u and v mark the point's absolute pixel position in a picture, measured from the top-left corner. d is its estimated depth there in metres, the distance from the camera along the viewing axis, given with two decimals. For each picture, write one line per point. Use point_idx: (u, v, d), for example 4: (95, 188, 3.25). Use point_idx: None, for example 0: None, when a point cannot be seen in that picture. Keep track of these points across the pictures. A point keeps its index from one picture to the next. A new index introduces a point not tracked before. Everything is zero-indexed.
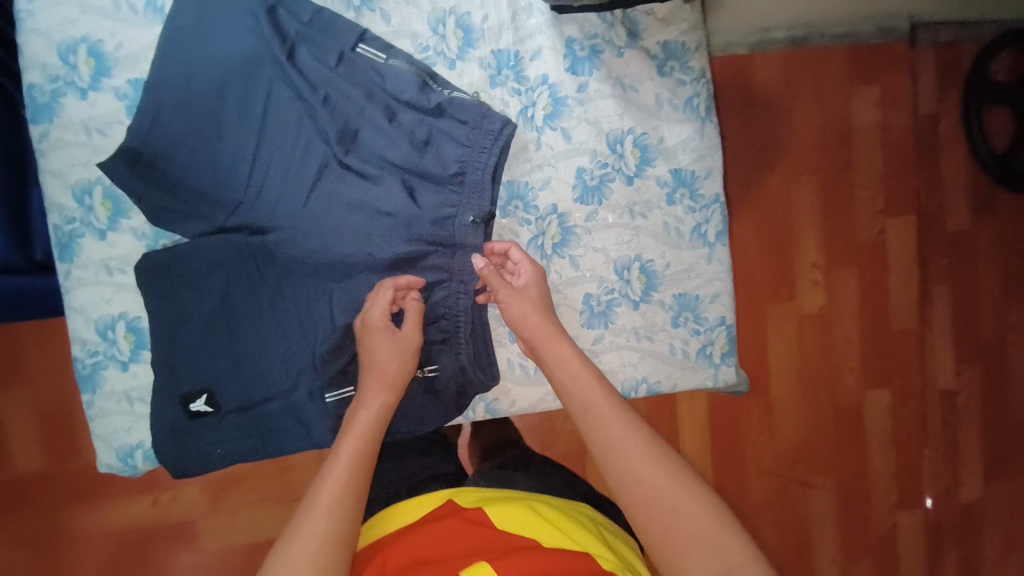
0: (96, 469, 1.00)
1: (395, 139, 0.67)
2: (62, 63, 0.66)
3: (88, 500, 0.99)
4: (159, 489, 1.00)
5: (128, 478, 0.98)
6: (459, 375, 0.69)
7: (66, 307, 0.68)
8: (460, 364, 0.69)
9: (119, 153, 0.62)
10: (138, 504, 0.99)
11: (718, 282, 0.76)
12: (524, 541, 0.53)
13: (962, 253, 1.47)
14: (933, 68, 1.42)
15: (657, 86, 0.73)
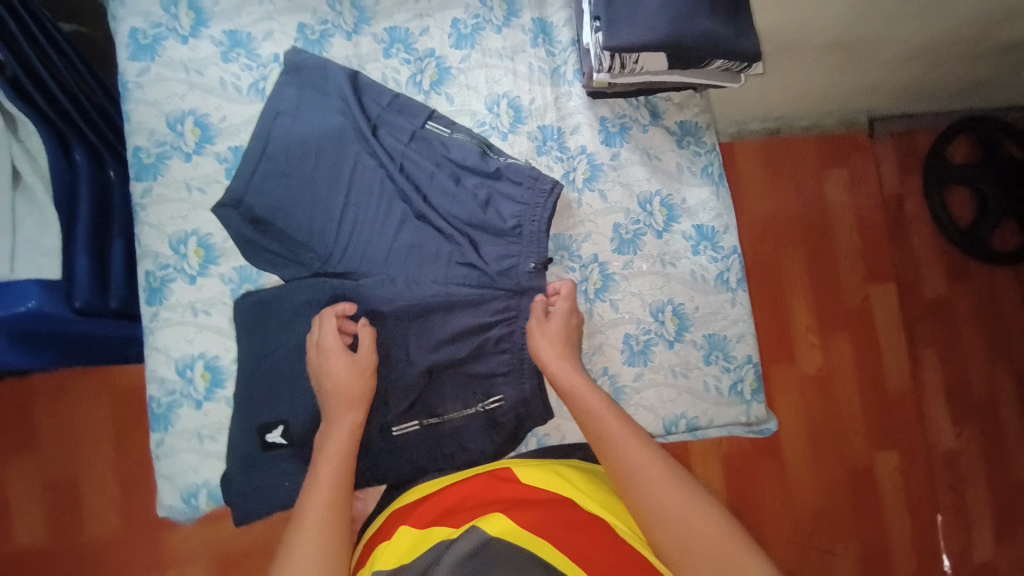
0: (106, 545, 1.10)
1: (462, 200, 0.78)
2: (170, 131, 0.76)
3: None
4: (162, 568, 1.09)
5: (135, 556, 1.09)
6: (520, 406, 0.76)
7: (149, 347, 0.74)
8: (522, 394, 0.76)
9: (241, 212, 0.74)
10: None
11: (742, 323, 0.84)
12: (540, 508, 0.63)
13: (942, 318, 1.64)
14: (893, 155, 1.67)
15: (677, 156, 0.86)
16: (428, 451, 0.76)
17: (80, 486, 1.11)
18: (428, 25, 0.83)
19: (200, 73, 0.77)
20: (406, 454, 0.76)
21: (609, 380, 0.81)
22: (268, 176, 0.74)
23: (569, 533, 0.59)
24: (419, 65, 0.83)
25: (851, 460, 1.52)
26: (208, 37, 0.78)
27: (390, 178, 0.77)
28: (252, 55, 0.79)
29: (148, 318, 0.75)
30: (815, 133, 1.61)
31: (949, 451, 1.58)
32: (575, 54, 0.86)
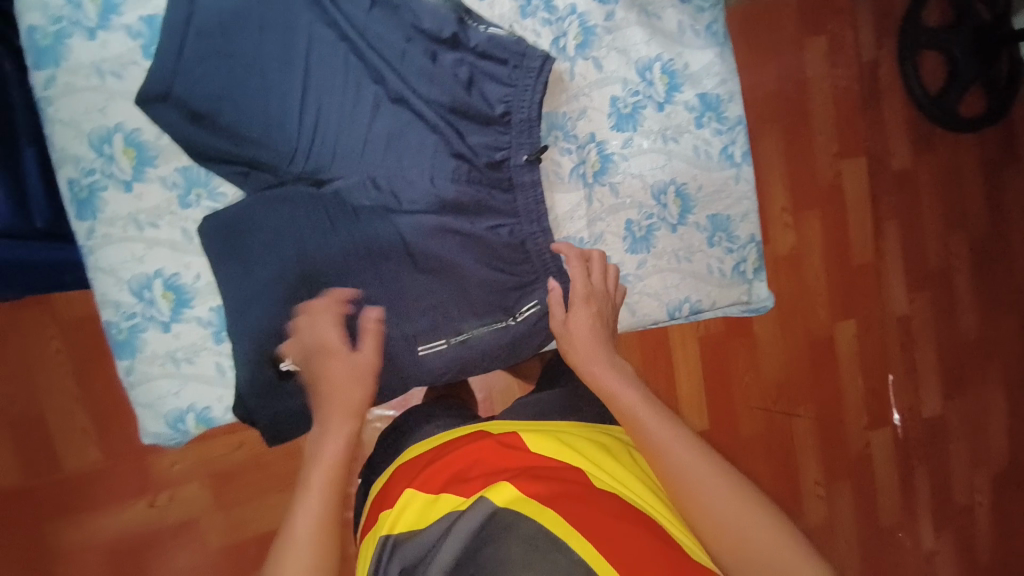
0: (81, 480, 1.05)
1: (441, 80, 0.67)
2: (66, 2, 0.61)
3: (78, 512, 1.05)
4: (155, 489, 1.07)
5: (120, 483, 1.06)
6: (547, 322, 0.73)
7: (93, 268, 0.65)
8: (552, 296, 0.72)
9: (170, 103, 0.61)
10: (133, 508, 1.06)
11: (746, 201, 0.80)
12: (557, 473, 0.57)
13: (906, 189, 1.65)
14: (870, 19, 1.59)
15: (678, 13, 0.76)
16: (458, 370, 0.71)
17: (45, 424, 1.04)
18: None
19: None
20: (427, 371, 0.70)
21: (612, 270, 0.77)
22: (205, 56, 0.61)
23: (583, 502, 0.53)
24: None
25: (813, 331, 1.60)
26: None
27: (355, 56, 0.66)
28: None
29: (85, 236, 0.64)
30: None
31: (903, 316, 1.68)
32: None
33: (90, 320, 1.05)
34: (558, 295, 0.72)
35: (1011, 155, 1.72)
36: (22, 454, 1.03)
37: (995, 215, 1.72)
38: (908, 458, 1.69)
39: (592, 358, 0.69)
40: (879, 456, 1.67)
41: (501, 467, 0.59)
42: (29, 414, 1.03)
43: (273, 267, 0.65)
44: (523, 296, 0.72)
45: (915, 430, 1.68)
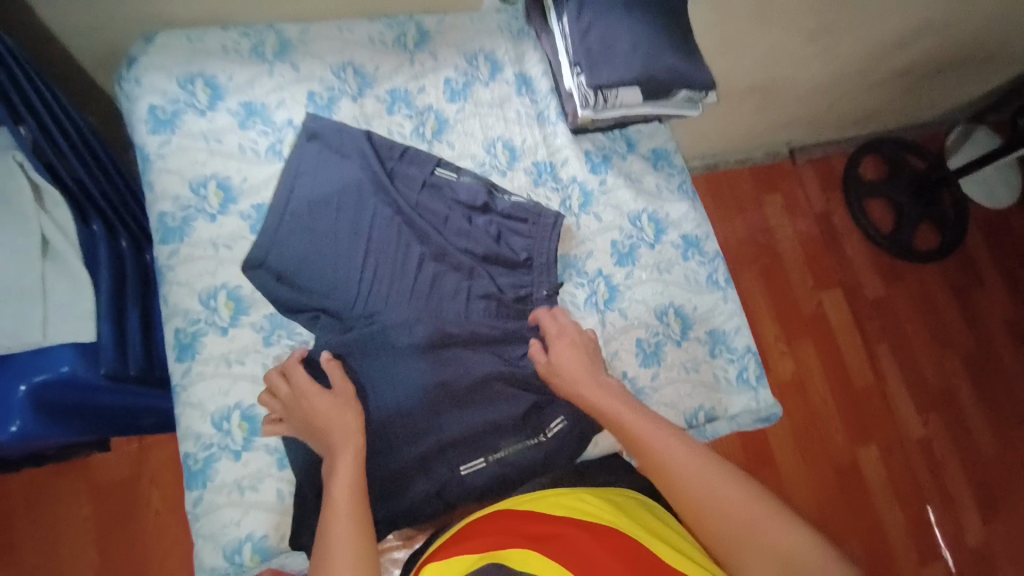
0: None
1: (476, 236, 0.84)
2: (194, 195, 0.79)
3: None
4: None
5: None
6: (576, 430, 0.81)
7: (184, 403, 0.73)
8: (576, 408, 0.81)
9: (267, 269, 0.77)
10: None
11: (736, 317, 0.93)
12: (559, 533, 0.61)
13: (886, 315, 1.81)
14: (815, 176, 1.91)
15: (655, 178, 0.98)
16: (500, 486, 0.78)
17: None
18: (424, 84, 0.92)
19: (220, 140, 0.81)
20: (474, 489, 0.77)
21: (630, 383, 0.86)
22: (294, 227, 0.78)
23: (587, 559, 0.58)
24: (420, 119, 0.91)
25: (836, 457, 1.61)
26: (225, 108, 0.83)
27: (407, 221, 0.82)
28: (268, 121, 0.84)
29: (180, 374, 0.74)
30: (747, 166, 1.86)
31: (920, 436, 1.70)
32: (556, 99, 0.96)
33: (121, 482, 1.14)
34: (539, 344, 0.82)
35: (973, 278, 1.90)
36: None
37: (977, 332, 1.85)
38: None
39: (582, 379, 0.78)
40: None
41: (515, 527, 0.63)
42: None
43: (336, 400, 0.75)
44: (547, 414, 0.81)
45: (970, 564, 1.59)
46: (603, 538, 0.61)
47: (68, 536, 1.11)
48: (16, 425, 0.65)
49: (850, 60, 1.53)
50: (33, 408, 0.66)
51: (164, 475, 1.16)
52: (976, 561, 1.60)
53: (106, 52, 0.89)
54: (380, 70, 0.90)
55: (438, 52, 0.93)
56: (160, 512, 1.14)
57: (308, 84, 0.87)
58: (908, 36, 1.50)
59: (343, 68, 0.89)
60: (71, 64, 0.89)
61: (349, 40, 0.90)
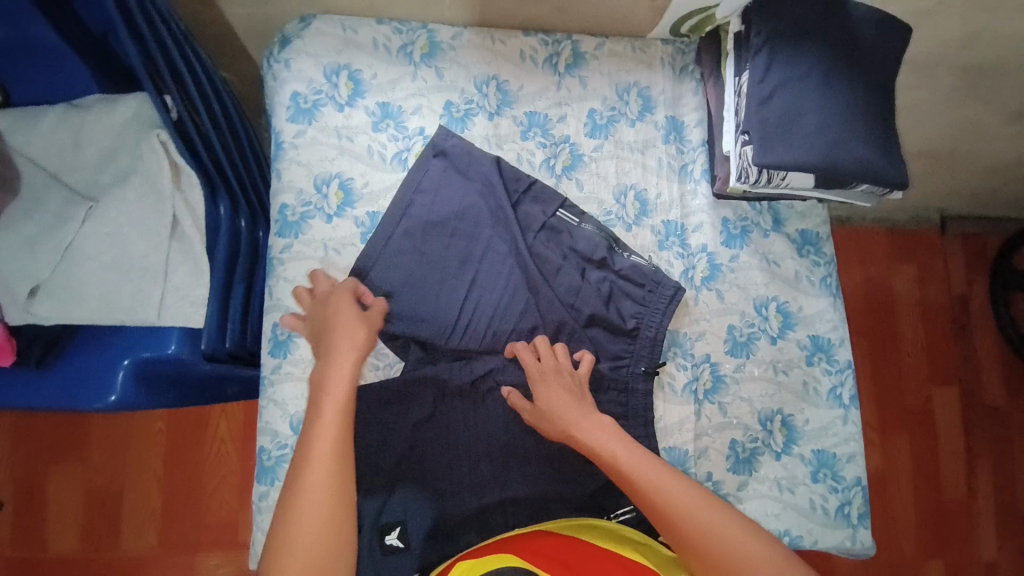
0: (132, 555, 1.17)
1: (586, 293, 0.78)
2: (317, 193, 0.78)
3: None
4: None
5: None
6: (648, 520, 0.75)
7: (269, 397, 0.74)
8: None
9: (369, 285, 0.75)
10: None
11: (853, 443, 0.82)
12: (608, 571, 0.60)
13: (999, 428, 1.70)
14: (962, 253, 1.77)
15: (796, 263, 0.86)
16: None
17: (124, 491, 1.19)
18: (566, 112, 0.85)
19: (351, 139, 0.80)
20: None
21: (712, 488, 0.78)
22: (401, 245, 0.76)
23: None
24: (554, 149, 0.84)
25: (900, 565, 1.57)
26: (363, 107, 0.81)
27: (518, 262, 0.77)
28: (401, 127, 0.81)
29: (271, 369, 0.74)
30: (887, 228, 1.74)
31: (992, 561, 1.62)
32: (705, 153, 0.86)
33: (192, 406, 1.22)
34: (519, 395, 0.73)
35: None
36: (88, 522, 1.18)
37: None
38: None
39: (575, 423, 0.69)
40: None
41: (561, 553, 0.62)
42: (113, 482, 1.19)
43: (407, 430, 0.73)
44: (621, 496, 0.75)
45: None
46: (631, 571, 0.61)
47: (139, 443, 1.20)
48: (115, 395, 0.69)
49: None
50: (135, 380, 0.70)
51: (232, 408, 1.23)
52: None
53: (261, 24, 0.88)
54: (524, 90, 0.85)
55: (589, 79, 0.86)
56: (222, 441, 1.21)
57: (448, 94, 0.83)
58: None
59: (487, 82, 0.84)
60: (226, 30, 0.89)
61: (498, 53, 0.85)
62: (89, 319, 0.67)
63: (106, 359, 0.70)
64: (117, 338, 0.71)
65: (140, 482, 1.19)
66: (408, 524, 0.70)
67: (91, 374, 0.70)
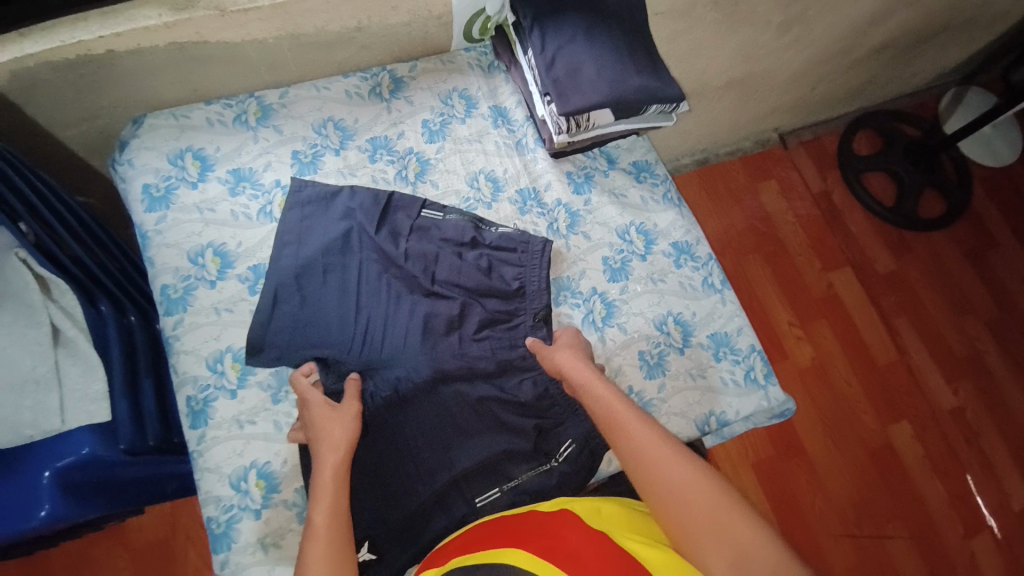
0: None
1: (466, 272, 0.85)
2: (193, 265, 0.82)
3: None
4: None
5: None
6: (585, 444, 0.81)
7: (200, 468, 0.75)
8: (585, 429, 0.81)
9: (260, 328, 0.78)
10: None
11: (737, 317, 0.94)
12: (560, 534, 0.64)
13: (902, 289, 1.91)
14: (807, 157, 2.03)
15: (639, 190, 0.99)
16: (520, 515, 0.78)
17: None
18: (403, 129, 0.95)
19: (213, 209, 0.85)
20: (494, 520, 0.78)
21: (636, 398, 0.86)
22: (289, 287, 0.80)
23: (580, 558, 0.60)
24: (402, 162, 0.93)
25: (869, 441, 1.68)
26: (215, 178, 0.86)
27: (394, 269, 0.84)
28: (257, 185, 0.87)
29: (196, 441, 0.76)
30: (739, 156, 1.97)
31: (952, 407, 1.78)
32: (532, 126, 0.99)
33: (155, 544, 1.18)
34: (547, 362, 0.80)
35: (989, 241, 2.01)
36: None
37: (997, 296, 1.95)
38: None
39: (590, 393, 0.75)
40: (989, 565, 1.60)
41: (513, 531, 0.65)
42: None
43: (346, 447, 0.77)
44: (558, 436, 0.82)
45: (1015, 529, 1.66)
46: (593, 533, 0.64)
47: None
48: (46, 509, 0.69)
49: (826, 43, 1.56)
50: (60, 491, 0.70)
51: (196, 530, 1.19)
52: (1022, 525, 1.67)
53: (98, 138, 0.93)
54: (359, 121, 0.94)
55: (413, 96, 0.96)
56: (196, 570, 1.17)
57: (291, 144, 0.90)
58: (883, 13, 1.53)
59: (324, 124, 0.92)
60: (68, 154, 0.93)
61: (326, 98, 0.94)
62: None
63: (26, 479, 0.70)
64: (29, 455, 0.70)
65: None
66: (374, 537, 0.74)
67: (13, 498, 0.69)
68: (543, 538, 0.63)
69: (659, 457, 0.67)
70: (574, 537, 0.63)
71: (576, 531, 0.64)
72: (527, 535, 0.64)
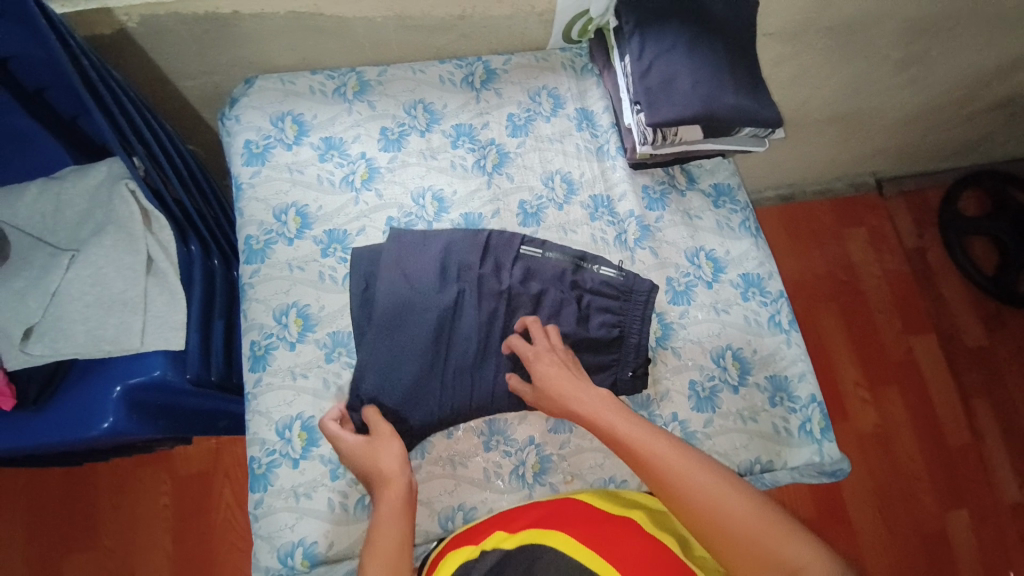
0: None
1: (567, 314, 0.83)
2: (276, 220, 0.87)
3: None
4: None
5: None
6: (632, 350, 0.82)
7: (253, 410, 0.79)
8: (637, 353, 0.82)
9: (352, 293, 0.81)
10: None
11: (801, 363, 0.90)
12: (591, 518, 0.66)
13: (988, 367, 1.74)
14: (905, 208, 1.88)
15: (715, 214, 0.96)
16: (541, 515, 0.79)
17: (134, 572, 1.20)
18: (488, 120, 0.96)
19: (302, 171, 0.90)
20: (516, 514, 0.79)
21: (680, 427, 0.84)
22: (358, 278, 0.82)
23: (610, 538, 0.62)
24: (482, 152, 0.95)
25: (922, 522, 1.55)
26: (308, 143, 0.91)
27: (489, 305, 0.81)
28: (344, 154, 0.91)
29: (253, 384, 0.80)
30: (828, 196, 1.87)
31: (1015, 501, 1.60)
32: (616, 134, 0.98)
33: (198, 474, 1.26)
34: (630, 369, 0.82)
35: None
36: None
37: None
38: None
39: (572, 394, 0.75)
40: None
41: (543, 515, 0.68)
42: (122, 563, 1.20)
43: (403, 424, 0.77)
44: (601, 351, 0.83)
45: None
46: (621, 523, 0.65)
47: (146, 521, 1.23)
48: (109, 422, 0.76)
49: (943, 89, 1.44)
50: (124, 407, 0.77)
51: (235, 469, 1.27)
52: None
53: (211, 91, 1.00)
54: (448, 107, 0.96)
55: (503, 89, 0.98)
56: (229, 506, 1.25)
57: (381, 121, 0.94)
58: (1018, 62, 1.40)
59: (414, 105, 0.95)
60: (184, 102, 1.01)
61: (421, 81, 0.97)
62: (75, 353, 0.74)
63: (97, 390, 0.77)
64: (106, 369, 0.78)
65: (150, 560, 1.20)
66: None
67: (85, 405, 0.76)
68: (575, 522, 0.65)
69: (597, 412, 0.73)
70: (604, 522, 0.65)
71: (608, 520, 0.66)
72: (559, 520, 0.66)
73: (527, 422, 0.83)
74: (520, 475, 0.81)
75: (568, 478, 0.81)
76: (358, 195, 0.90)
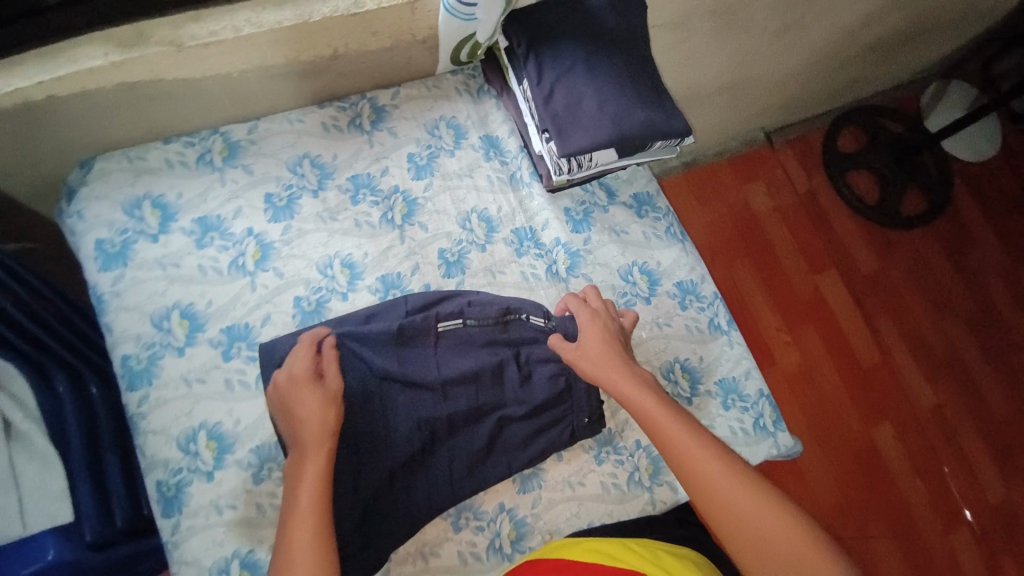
0: None
1: (507, 379, 0.77)
2: (157, 330, 0.74)
3: None
4: None
5: None
6: (584, 396, 0.80)
7: (177, 561, 0.68)
8: (589, 402, 0.79)
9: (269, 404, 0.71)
10: None
11: (745, 361, 0.91)
12: None
13: (885, 289, 1.91)
14: (793, 157, 1.99)
15: (641, 226, 0.94)
16: None
17: None
18: (387, 165, 0.87)
19: (177, 265, 0.76)
20: None
21: (646, 453, 0.84)
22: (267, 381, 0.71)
23: None
24: (387, 203, 0.85)
25: (854, 443, 1.70)
26: (178, 229, 0.77)
27: (421, 391, 0.73)
28: (226, 235, 0.79)
29: (170, 531, 0.68)
30: (726, 157, 1.93)
31: (931, 405, 1.80)
32: (527, 158, 0.92)
33: None
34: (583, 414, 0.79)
35: (967, 239, 2.01)
36: None
37: (977, 292, 1.96)
38: (999, 559, 1.66)
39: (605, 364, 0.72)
40: (967, 561, 1.64)
41: None
42: None
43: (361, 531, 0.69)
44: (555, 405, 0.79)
45: (993, 522, 1.70)
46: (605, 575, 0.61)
47: None
48: None
49: (816, 50, 1.52)
50: None
51: None
52: (998, 517, 1.71)
53: (42, 183, 0.83)
54: (338, 157, 0.85)
55: (396, 127, 0.88)
56: None
57: (263, 186, 0.82)
58: (876, 15, 1.49)
59: (299, 162, 0.84)
60: (9, 202, 0.83)
61: (301, 132, 0.85)
62: None
63: None
64: None
65: None
66: None
67: None
68: None
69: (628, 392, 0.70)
70: None
71: None
72: None
73: (493, 490, 0.78)
74: (499, 548, 0.76)
75: (547, 537, 0.78)
76: (253, 279, 0.78)
